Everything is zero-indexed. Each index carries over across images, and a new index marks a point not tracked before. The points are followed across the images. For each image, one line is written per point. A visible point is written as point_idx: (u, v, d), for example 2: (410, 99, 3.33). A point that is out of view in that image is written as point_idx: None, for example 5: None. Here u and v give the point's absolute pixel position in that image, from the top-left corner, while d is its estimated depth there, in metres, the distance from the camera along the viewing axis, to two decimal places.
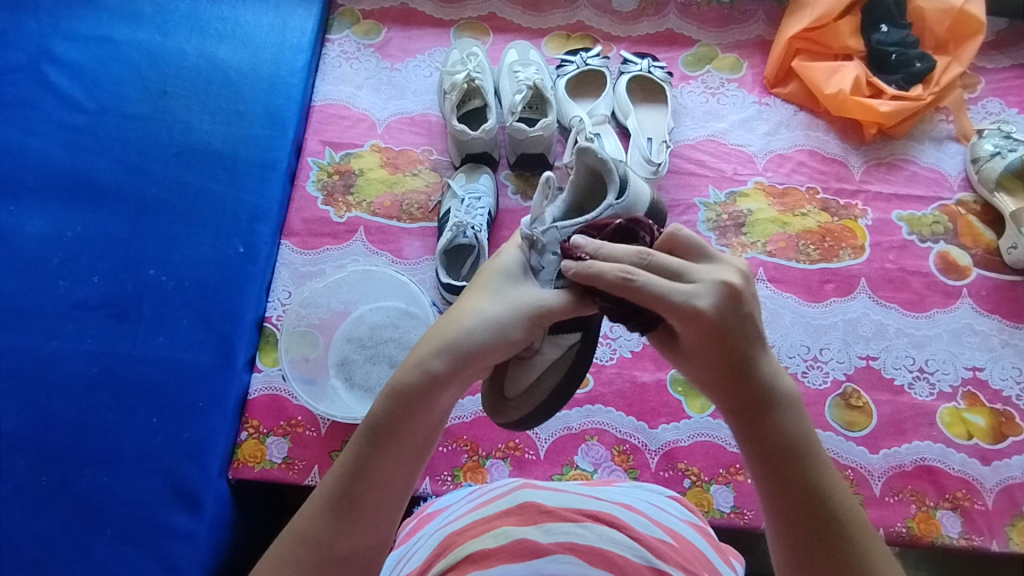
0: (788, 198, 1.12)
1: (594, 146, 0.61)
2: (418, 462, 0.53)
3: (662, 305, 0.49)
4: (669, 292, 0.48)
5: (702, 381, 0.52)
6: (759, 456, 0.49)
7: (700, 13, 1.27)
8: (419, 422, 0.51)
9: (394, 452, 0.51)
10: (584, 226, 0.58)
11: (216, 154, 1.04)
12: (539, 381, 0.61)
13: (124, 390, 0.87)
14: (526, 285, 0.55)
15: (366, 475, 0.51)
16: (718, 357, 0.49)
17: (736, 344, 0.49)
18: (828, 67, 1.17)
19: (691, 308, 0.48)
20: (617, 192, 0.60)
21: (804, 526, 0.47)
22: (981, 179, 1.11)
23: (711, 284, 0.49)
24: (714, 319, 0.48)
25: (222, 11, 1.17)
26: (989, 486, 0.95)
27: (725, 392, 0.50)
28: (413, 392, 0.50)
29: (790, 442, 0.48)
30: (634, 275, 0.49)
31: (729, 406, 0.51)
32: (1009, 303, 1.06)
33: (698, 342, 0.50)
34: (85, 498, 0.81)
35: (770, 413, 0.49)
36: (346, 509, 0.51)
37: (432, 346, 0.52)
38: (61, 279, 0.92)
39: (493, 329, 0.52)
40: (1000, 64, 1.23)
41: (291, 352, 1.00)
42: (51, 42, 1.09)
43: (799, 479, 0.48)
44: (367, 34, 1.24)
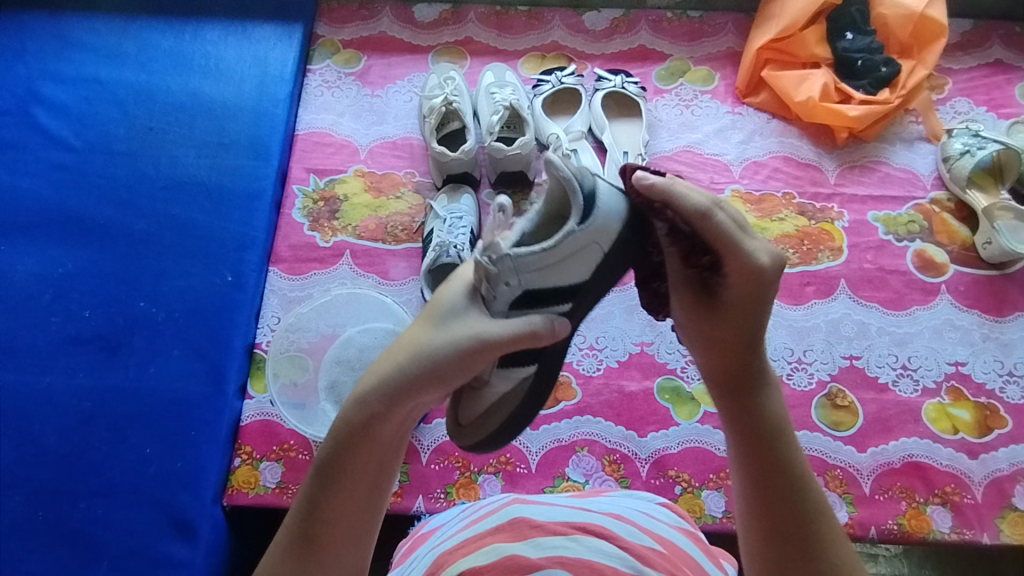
0: (765, 204, 1.15)
1: (563, 159, 0.56)
2: (375, 493, 0.56)
3: (728, 250, 0.53)
4: (740, 241, 0.53)
5: (707, 349, 0.58)
6: (747, 422, 0.56)
7: (670, 29, 1.31)
8: (367, 457, 0.54)
9: (343, 488, 0.54)
10: (540, 254, 0.57)
11: (202, 186, 1.06)
12: (490, 411, 0.63)
13: (117, 421, 0.88)
14: (469, 317, 0.56)
15: (322, 510, 0.53)
16: (743, 321, 0.56)
17: (755, 320, 0.56)
18: (796, 75, 1.20)
19: (753, 261, 0.53)
20: (583, 212, 0.58)
21: (773, 486, 0.54)
22: (952, 177, 1.14)
23: (769, 252, 0.54)
24: (760, 282, 0.54)
25: (204, 47, 1.20)
26: (978, 479, 0.96)
27: (729, 361, 0.57)
28: (356, 429, 0.53)
29: (773, 413, 0.56)
30: (715, 212, 0.52)
31: (726, 373, 0.58)
32: (987, 298, 1.08)
33: (733, 301, 0.56)
34: (81, 531, 0.81)
35: (759, 387, 0.57)
36: (310, 544, 0.54)
37: (370, 382, 0.54)
38: (52, 315, 0.94)
39: (429, 360, 0.53)
40: (966, 64, 1.27)
41: (280, 377, 1.01)
42: (39, 85, 1.13)
43: (780, 448, 0.55)
44: (347, 62, 1.27)
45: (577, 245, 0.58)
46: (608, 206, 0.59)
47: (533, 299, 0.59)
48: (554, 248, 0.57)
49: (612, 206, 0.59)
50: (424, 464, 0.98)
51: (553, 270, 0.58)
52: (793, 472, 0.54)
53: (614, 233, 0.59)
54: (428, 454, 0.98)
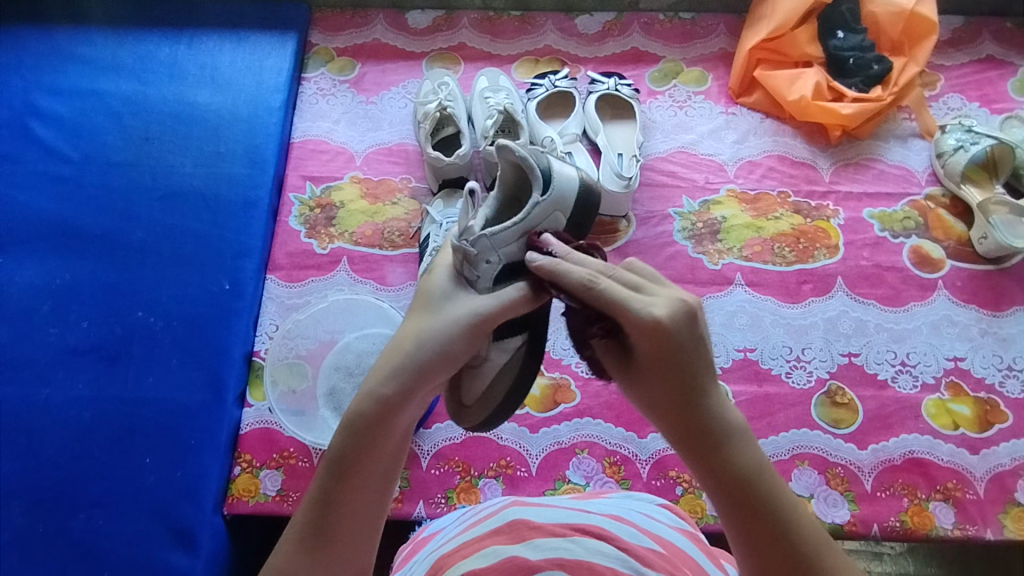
0: (760, 203, 1.15)
1: (513, 143, 0.63)
2: (387, 484, 0.56)
3: (624, 314, 0.51)
4: (628, 303, 0.51)
5: (656, 416, 0.53)
6: (718, 488, 0.51)
7: (662, 31, 1.31)
8: (378, 452, 0.54)
9: (358, 481, 0.53)
10: (514, 229, 0.61)
11: (198, 195, 1.07)
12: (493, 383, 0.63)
13: (117, 431, 0.89)
14: (461, 297, 0.57)
15: (334, 506, 0.53)
16: (675, 382, 0.51)
17: (688, 375, 0.51)
18: (788, 74, 1.21)
19: (651, 321, 0.49)
20: (543, 185, 0.63)
21: (770, 549, 0.50)
22: (947, 173, 1.14)
23: (669, 301, 0.51)
24: (668, 338, 0.50)
25: (199, 57, 1.21)
26: (980, 474, 0.95)
27: (681, 426, 0.52)
28: (368, 422, 0.53)
29: (746, 470, 0.50)
30: (598, 281, 0.52)
31: (680, 442, 0.52)
32: (984, 292, 1.08)
33: (655, 365, 0.51)
34: (80, 542, 0.81)
35: (725, 446, 0.51)
36: (322, 540, 0.53)
37: (381, 370, 0.54)
38: (51, 326, 0.95)
39: (437, 343, 0.54)
40: (957, 61, 1.27)
41: (279, 385, 1.01)
42: (35, 98, 1.14)
43: (763, 510, 0.50)
44: (342, 70, 1.27)
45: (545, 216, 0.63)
46: (561, 181, 0.65)
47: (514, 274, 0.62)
48: (524, 221, 0.62)
49: (563, 177, 0.65)
50: (424, 469, 0.97)
51: (531, 245, 0.62)
52: (784, 527, 0.50)
53: (571, 202, 0.66)
54: (428, 458, 0.98)
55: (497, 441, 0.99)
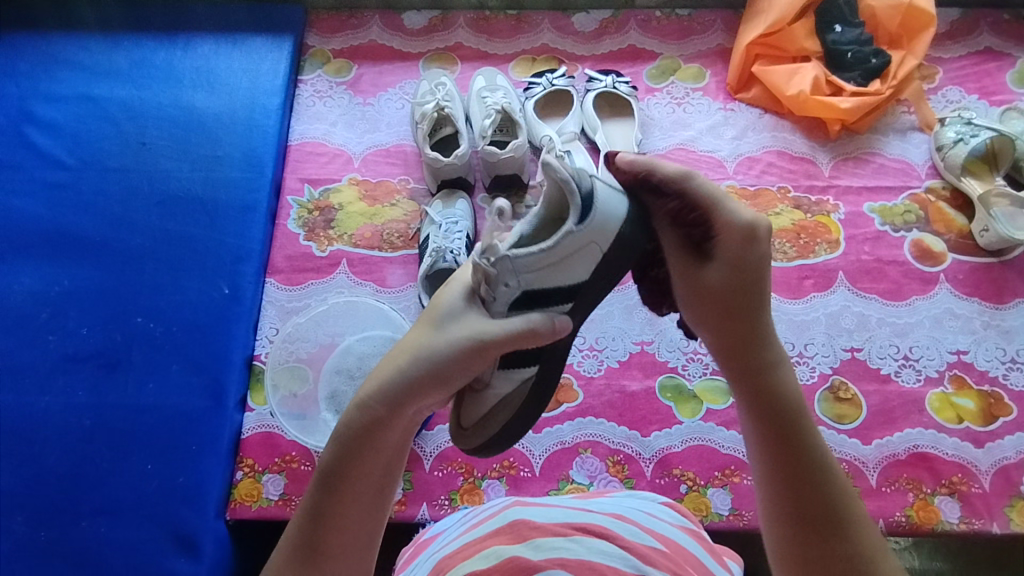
0: (760, 199, 1.14)
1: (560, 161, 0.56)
2: (380, 501, 0.56)
3: (715, 206, 0.56)
4: (722, 201, 0.56)
5: (708, 322, 0.58)
6: (755, 390, 0.56)
7: (659, 28, 1.31)
8: (371, 462, 0.54)
9: (349, 494, 0.53)
10: (540, 254, 0.58)
11: (196, 200, 1.07)
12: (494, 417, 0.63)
13: (118, 438, 0.89)
14: (465, 319, 0.57)
15: (327, 517, 0.53)
16: (742, 282, 0.56)
17: (748, 286, 0.56)
18: (787, 69, 1.20)
19: (738, 218, 0.56)
20: (581, 212, 0.58)
21: (791, 453, 0.54)
22: (947, 166, 1.14)
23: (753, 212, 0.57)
24: (751, 238, 0.56)
25: (195, 61, 1.20)
26: (985, 468, 0.95)
27: (731, 336, 0.57)
28: (361, 432, 0.53)
29: (781, 382, 0.56)
30: (694, 178, 0.57)
31: (728, 350, 0.58)
32: (986, 285, 1.07)
33: (731, 262, 0.56)
34: (84, 550, 0.83)
35: (766, 356, 0.57)
36: (314, 553, 0.53)
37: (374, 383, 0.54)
38: (50, 334, 0.95)
39: (428, 358, 0.54)
40: (956, 53, 1.27)
41: (279, 389, 1.00)
42: (31, 105, 1.14)
43: (791, 417, 0.55)
44: (338, 72, 1.27)
45: (575, 245, 0.59)
46: (606, 208, 0.59)
47: (533, 301, 0.60)
48: (551, 247, 0.58)
49: (608, 203, 0.59)
50: (427, 471, 0.97)
51: (552, 274, 0.59)
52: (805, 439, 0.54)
53: (615, 233, 0.60)
54: (431, 460, 0.98)
55: None
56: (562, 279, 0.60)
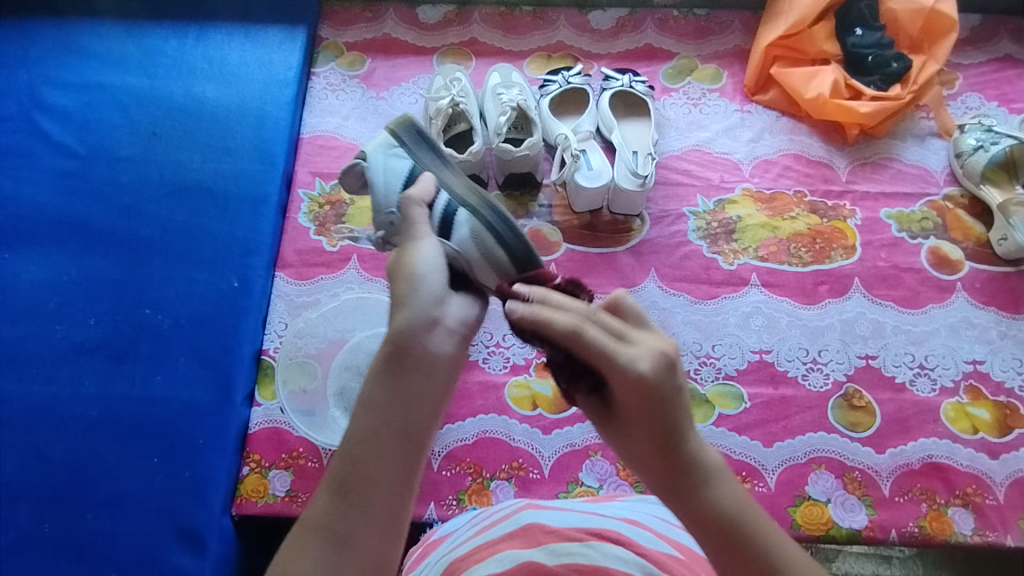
0: (776, 203, 1.13)
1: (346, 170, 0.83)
2: (407, 433, 0.53)
3: (608, 363, 0.52)
4: (615, 354, 0.52)
5: (648, 465, 0.55)
6: (702, 528, 0.52)
7: (677, 27, 1.30)
8: (400, 389, 0.54)
9: (377, 423, 0.53)
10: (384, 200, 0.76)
11: (206, 191, 1.05)
12: (487, 251, 0.65)
13: (125, 431, 0.88)
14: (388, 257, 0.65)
15: (357, 444, 0.53)
16: (652, 426, 0.53)
17: (665, 425, 0.53)
18: (806, 72, 1.19)
19: (633, 373, 0.51)
20: (361, 156, 0.80)
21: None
22: (966, 173, 1.12)
23: (649, 352, 0.52)
24: (647, 388, 0.51)
25: (207, 51, 1.19)
26: (999, 480, 0.94)
27: (665, 478, 0.53)
28: (390, 350, 0.54)
29: (730, 518, 0.51)
30: (583, 328, 0.53)
31: (666, 488, 0.54)
32: (1003, 295, 1.06)
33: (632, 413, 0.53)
34: (89, 543, 0.81)
35: (703, 489, 0.53)
36: (342, 484, 0.52)
37: (397, 294, 0.57)
38: (57, 323, 0.95)
39: (392, 268, 0.60)
40: (976, 59, 1.25)
41: (289, 384, 0.99)
42: (42, 92, 1.13)
43: (748, 555, 0.50)
44: (351, 65, 1.26)
45: (383, 169, 0.76)
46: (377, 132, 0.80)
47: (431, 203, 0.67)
48: (387, 194, 0.76)
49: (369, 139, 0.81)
50: (436, 470, 0.96)
51: (399, 186, 0.75)
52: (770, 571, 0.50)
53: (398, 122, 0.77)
54: (440, 459, 0.97)
55: (509, 443, 0.98)
56: (404, 180, 0.75)
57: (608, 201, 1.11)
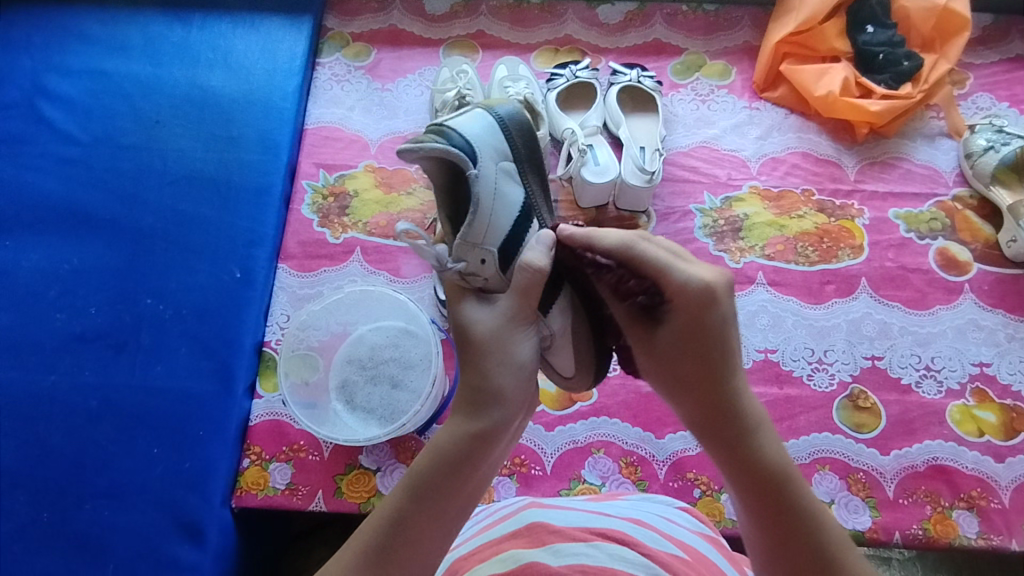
0: (784, 201, 1.12)
1: (419, 146, 0.59)
2: (458, 523, 0.55)
3: (666, 272, 0.55)
4: (674, 267, 0.55)
5: (685, 389, 0.57)
6: (735, 457, 0.55)
7: (686, 22, 1.28)
8: (467, 476, 0.55)
9: (440, 508, 0.53)
10: (484, 235, 0.62)
11: (210, 181, 1.05)
12: (575, 334, 0.66)
13: (125, 421, 0.88)
14: (470, 311, 0.61)
15: (410, 524, 0.52)
16: (699, 347, 0.55)
17: (714, 350, 0.55)
18: (816, 69, 1.18)
19: (688, 285, 0.54)
20: (471, 160, 0.61)
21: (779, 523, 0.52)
22: (975, 174, 1.11)
23: (707, 272, 0.55)
24: (709, 301, 0.54)
25: (212, 40, 1.18)
26: (1005, 483, 0.93)
27: (707, 404, 0.56)
28: (472, 441, 0.56)
29: (764, 455, 0.54)
30: (638, 241, 0.56)
31: (703, 413, 0.56)
32: (1011, 297, 1.05)
33: (681, 334, 0.56)
34: (87, 534, 0.81)
35: (742, 428, 0.55)
36: (386, 558, 0.51)
37: (494, 381, 0.58)
38: (58, 312, 0.94)
39: (496, 345, 0.59)
40: (987, 59, 1.24)
41: (291, 375, 0.98)
42: (45, 78, 1.12)
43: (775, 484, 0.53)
44: (357, 56, 1.24)
45: (497, 195, 0.64)
46: (487, 136, 0.63)
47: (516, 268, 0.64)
48: (490, 228, 0.63)
49: (474, 131, 0.63)
50: None
51: (507, 224, 0.64)
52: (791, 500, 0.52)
53: (516, 141, 0.66)
54: None
55: None
56: (513, 217, 0.65)
57: (614, 197, 1.10)
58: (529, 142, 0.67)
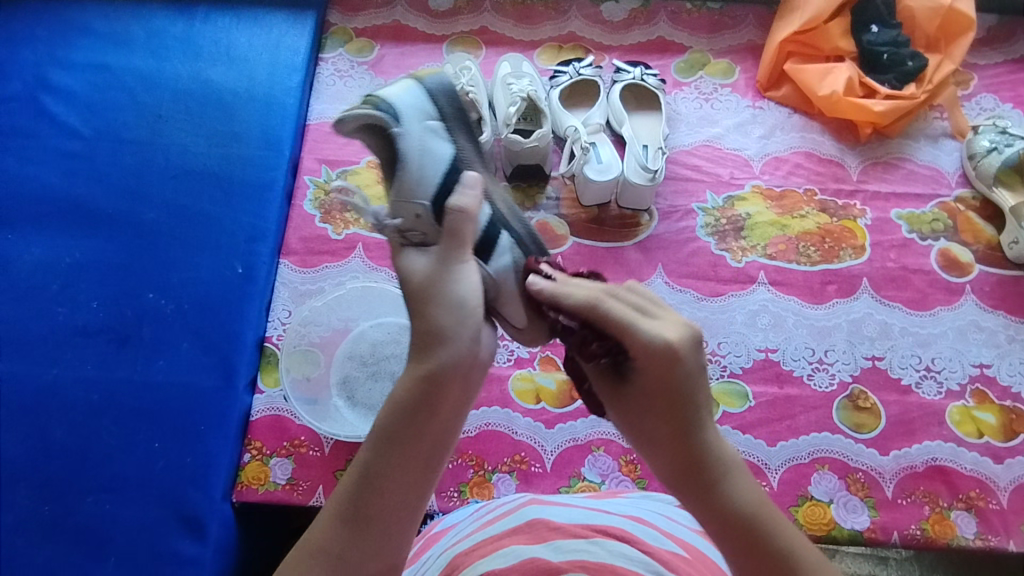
0: (786, 201, 1.12)
1: (347, 114, 0.69)
2: (429, 467, 0.54)
3: (628, 330, 0.55)
4: (636, 322, 0.55)
5: (658, 448, 0.55)
6: (716, 517, 0.52)
7: (690, 20, 1.28)
8: (426, 420, 0.53)
9: (403, 456, 0.53)
10: (416, 188, 0.68)
11: (212, 175, 1.04)
12: (519, 284, 0.66)
13: (127, 415, 0.87)
14: (405, 258, 0.61)
15: (374, 477, 0.52)
16: (667, 404, 0.54)
17: (684, 405, 0.54)
18: (820, 69, 1.17)
19: (652, 341, 0.53)
20: (396, 119, 0.69)
21: None
22: (978, 175, 1.11)
23: (671, 326, 0.54)
24: (673, 358, 0.53)
25: (215, 34, 1.17)
26: (1003, 484, 0.93)
27: (679, 461, 0.54)
28: (424, 386, 0.53)
29: (747, 510, 0.51)
30: (601, 300, 0.57)
31: (677, 472, 0.54)
32: (1013, 299, 1.05)
33: (648, 390, 0.55)
34: (87, 527, 0.81)
35: (721, 483, 0.52)
36: (357, 515, 0.52)
37: (438, 324, 0.55)
38: (60, 305, 0.94)
39: (435, 288, 0.57)
40: (992, 60, 1.24)
41: (292, 371, 0.99)
42: (47, 71, 1.11)
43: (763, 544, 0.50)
44: (360, 51, 1.24)
45: (426, 150, 0.69)
46: (414, 101, 0.71)
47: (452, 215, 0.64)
48: (420, 180, 0.68)
49: (400, 95, 0.70)
50: None
51: (439, 176, 0.69)
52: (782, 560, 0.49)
53: (444, 104, 0.72)
54: None
55: (512, 436, 0.97)
56: (445, 170, 0.69)
57: (616, 195, 1.10)
58: (456, 105, 0.73)
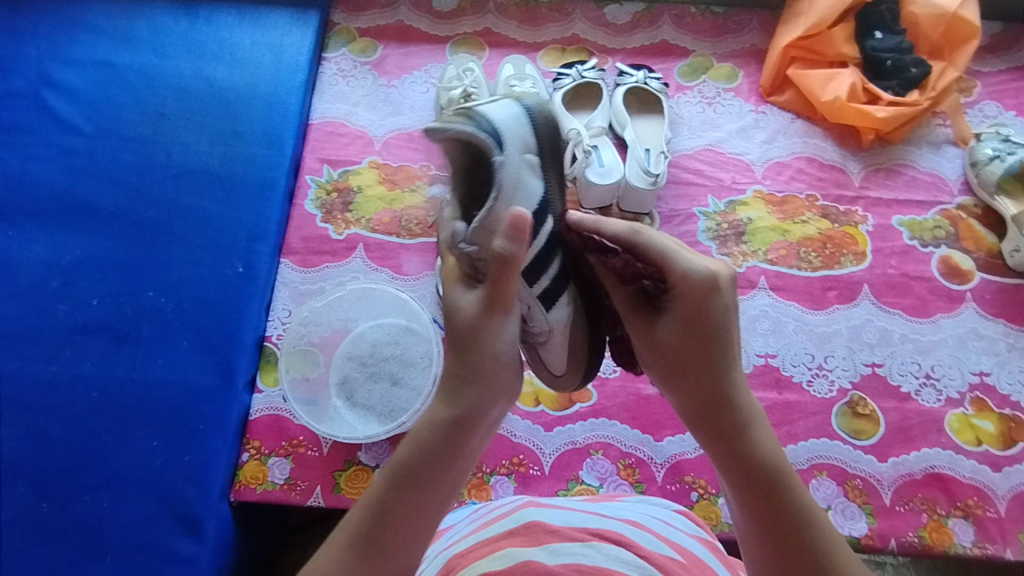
0: (788, 206, 1.12)
1: (444, 128, 0.55)
2: (441, 504, 0.54)
3: (667, 261, 0.55)
4: (675, 255, 0.55)
5: (681, 379, 0.56)
6: (732, 451, 0.53)
7: (694, 24, 1.28)
8: (444, 457, 0.54)
9: (418, 493, 0.53)
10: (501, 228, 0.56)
11: (213, 174, 1.04)
12: (572, 335, 0.65)
13: (126, 414, 0.87)
14: (458, 297, 0.56)
15: (387, 510, 0.52)
16: (696, 338, 0.55)
17: (713, 343, 0.54)
18: (823, 74, 1.17)
19: (688, 274, 0.54)
20: (498, 145, 0.55)
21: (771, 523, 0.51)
22: (981, 182, 1.11)
23: (707, 264, 0.54)
24: (710, 292, 0.54)
25: (218, 33, 1.17)
26: (1001, 492, 0.93)
27: (702, 394, 0.55)
28: (448, 424, 0.54)
29: (758, 450, 0.53)
30: (641, 230, 0.56)
31: (697, 402, 0.55)
32: (1013, 307, 1.05)
33: (680, 323, 0.55)
34: (86, 525, 0.80)
35: (737, 420, 0.54)
36: (368, 545, 0.51)
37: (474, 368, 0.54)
38: (60, 302, 0.94)
39: (476, 335, 0.54)
40: (996, 67, 1.23)
41: (291, 371, 0.99)
42: (50, 68, 1.11)
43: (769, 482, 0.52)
44: (363, 51, 1.24)
45: (517, 188, 0.56)
46: (514, 122, 0.56)
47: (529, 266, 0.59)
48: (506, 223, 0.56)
49: (498, 111, 0.56)
50: None
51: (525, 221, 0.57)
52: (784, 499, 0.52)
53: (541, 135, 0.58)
54: None
55: (510, 438, 0.97)
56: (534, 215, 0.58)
57: (618, 199, 1.10)
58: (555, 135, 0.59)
